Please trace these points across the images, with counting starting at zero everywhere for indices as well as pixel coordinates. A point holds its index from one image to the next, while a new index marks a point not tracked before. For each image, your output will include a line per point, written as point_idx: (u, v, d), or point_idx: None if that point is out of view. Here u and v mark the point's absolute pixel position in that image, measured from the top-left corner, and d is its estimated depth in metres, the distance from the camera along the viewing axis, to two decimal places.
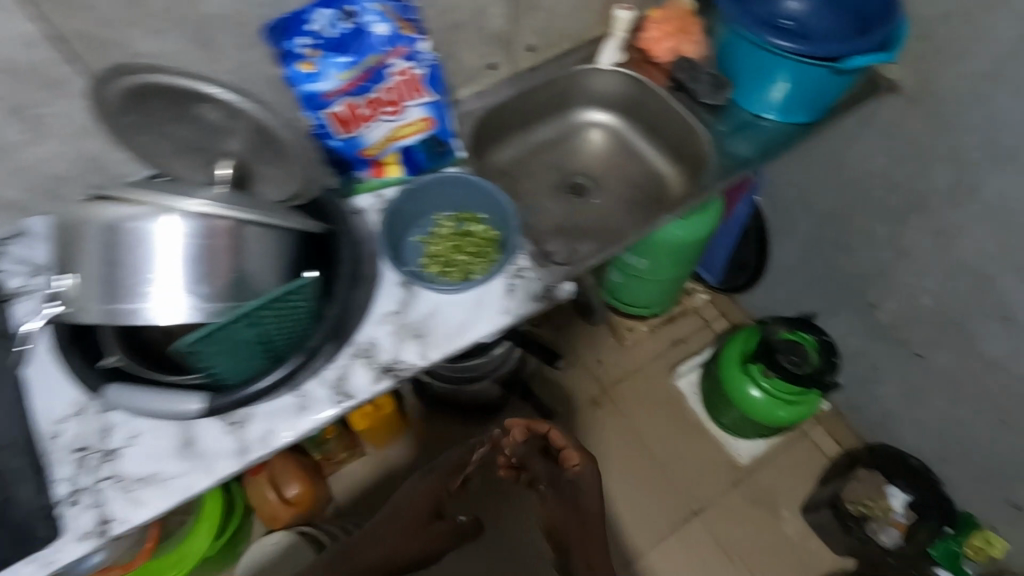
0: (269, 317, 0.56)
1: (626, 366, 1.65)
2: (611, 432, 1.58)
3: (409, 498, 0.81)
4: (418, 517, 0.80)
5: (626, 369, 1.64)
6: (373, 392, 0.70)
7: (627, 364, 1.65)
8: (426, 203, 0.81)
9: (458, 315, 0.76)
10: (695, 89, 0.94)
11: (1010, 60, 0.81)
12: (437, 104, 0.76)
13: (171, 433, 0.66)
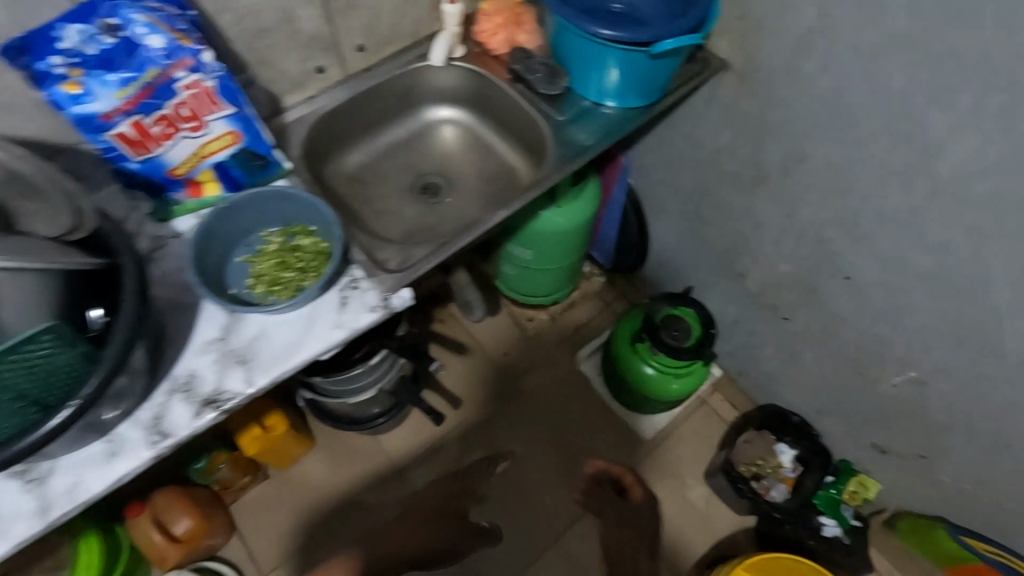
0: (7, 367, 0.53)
1: (530, 357, 1.65)
2: (520, 423, 1.57)
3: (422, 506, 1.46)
4: (423, 514, 1.45)
5: (530, 360, 1.65)
6: (193, 427, 0.67)
7: (530, 355, 1.65)
8: (246, 217, 0.77)
9: (287, 336, 0.72)
10: (532, 81, 0.93)
11: (813, 33, 0.85)
12: (243, 116, 0.72)
13: None
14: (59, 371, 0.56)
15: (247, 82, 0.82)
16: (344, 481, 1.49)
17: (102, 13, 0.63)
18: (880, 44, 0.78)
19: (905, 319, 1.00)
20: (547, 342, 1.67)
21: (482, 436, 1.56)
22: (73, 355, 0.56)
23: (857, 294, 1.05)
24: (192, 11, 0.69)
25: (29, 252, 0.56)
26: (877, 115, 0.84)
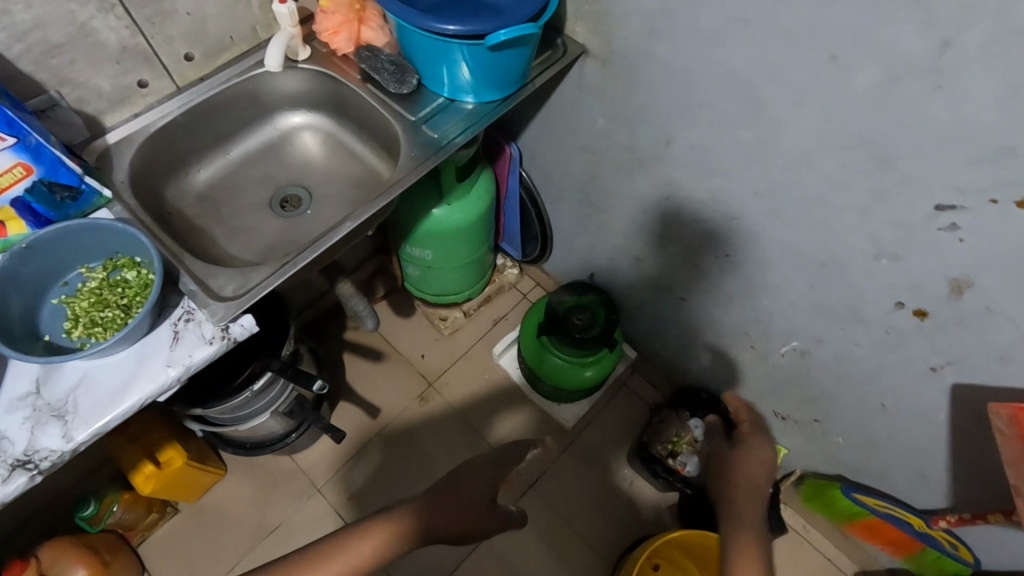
0: None
1: (447, 355, 1.61)
2: (439, 422, 1.53)
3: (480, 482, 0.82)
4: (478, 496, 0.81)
5: (447, 358, 1.61)
6: (2, 494, 0.61)
7: (447, 353, 1.62)
8: (59, 255, 0.71)
9: (111, 381, 0.67)
10: (380, 80, 0.89)
11: (657, 14, 0.83)
12: (30, 146, 0.65)
13: None
14: None
15: (50, 104, 0.75)
16: (257, 506, 1.41)
17: None
18: (715, 23, 0.77)
19: (782, 292, 1.01)
20: (462, 337, 1.64)
21: (398, 440, 1.50)
22: None
23: (738, 271, 1.06)
24: None
25: None
26: (726, 94, 0.83)
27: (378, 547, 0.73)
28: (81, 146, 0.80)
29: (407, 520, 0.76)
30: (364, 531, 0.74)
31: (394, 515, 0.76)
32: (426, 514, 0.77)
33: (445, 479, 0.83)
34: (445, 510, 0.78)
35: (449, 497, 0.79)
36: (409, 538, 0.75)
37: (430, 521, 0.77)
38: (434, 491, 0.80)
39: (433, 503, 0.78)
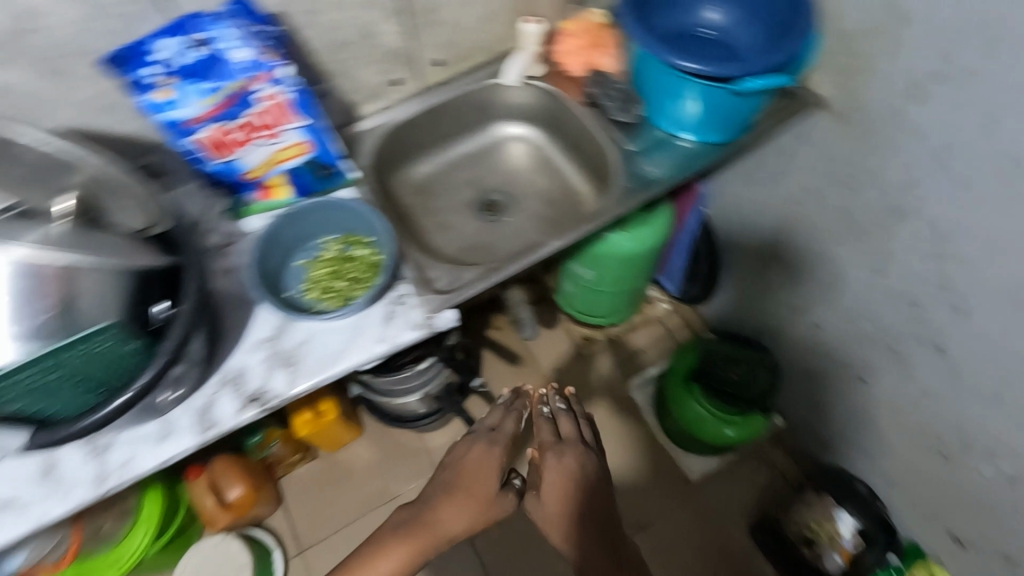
0: (82, 359, 0.57)
1: (580, 375, 1.60)
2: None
3: (474, 467, 0.74)
4: (482, 484, 0.73)
5: (579, 377, 1.60)
6: (237, 421, 0.70)
7: (581, 373, 1.60)
8: (311, 223, 0.81)
9: (333, 344, 0.75)
10: (607, 106, 0.91)
11: (929, 79, 0.76)
12: (314, 128, 0.75)
13: (30, 457, 0.67)
14: (111, 363, 0.59)
15: (323, 91, 0.85)
16: (383, 474, 1.51)
17: (195, 23, 0.66)
18: (1007, 100, 0.69)
19: (1004, 406, 0.88)
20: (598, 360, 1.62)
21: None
22: (119, 347, 0.58)
23: (948, 369, 0.93)
24: (267, 25, 0.71)
25: (100, 248, 0.57)
26: (997, 176, 0.74)
27: (402, 560, 0.70)
28: (335, 130, 0.91)
29: (424, 530, 0.71)
30: (382, 551, 0.71)
31: (405, 530, 0.71)
32: (431, 519, 0.71)
33: (442, 474, 0.75)
34: (455, 511, 0.71)
35: (459, 496, 0.72)
36: (433, 546, 0.71)
37: (443, 526, 0.71)
38: (439, 493, 0.73)
39: (440, 511, 0.72)
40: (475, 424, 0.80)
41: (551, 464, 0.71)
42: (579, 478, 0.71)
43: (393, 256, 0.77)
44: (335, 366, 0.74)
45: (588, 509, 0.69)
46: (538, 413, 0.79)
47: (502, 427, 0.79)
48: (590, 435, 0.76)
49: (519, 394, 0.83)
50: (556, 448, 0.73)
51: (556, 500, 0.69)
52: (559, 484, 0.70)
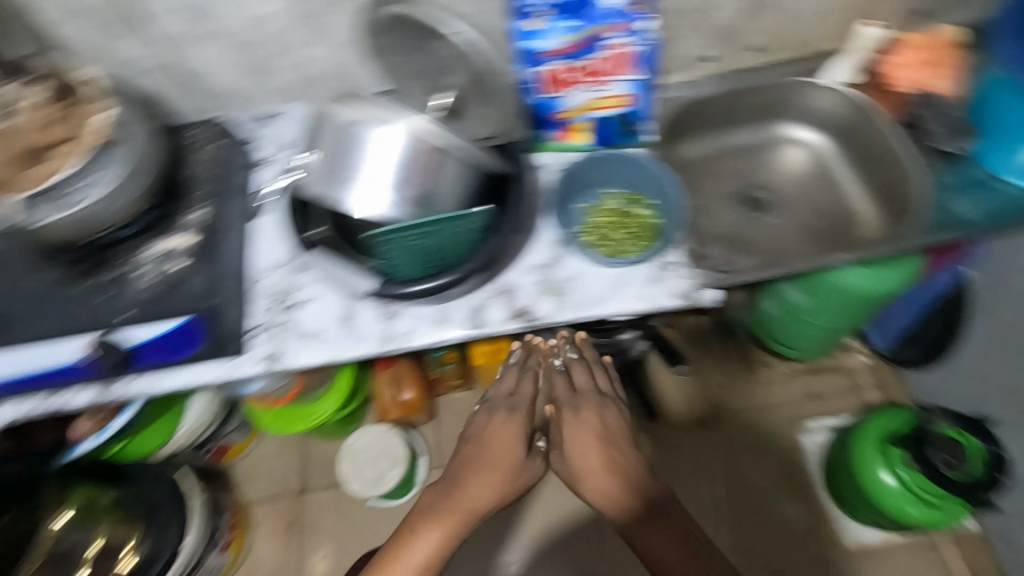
0: (441, 234, 0.65)
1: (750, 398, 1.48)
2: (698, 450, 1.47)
3: (501, 439, 0.96)
4: (512, 452, 0.95)
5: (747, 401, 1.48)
6: (503, 327, 0.77)
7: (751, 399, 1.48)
8: (602, 174, 0.84)
9: (597, 287, 0.79)
10: (933, 130, 0.85)
11: None
12: (642, 84, 0.79)
13: (337, 302, 0.79)
14: (452, 243, 0.67)
15: None
16: None
17: None
18: None
19: None
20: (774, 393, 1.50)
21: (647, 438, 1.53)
22: (467, 231, 0.66)
23: None
24: None
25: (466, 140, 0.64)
26: None
27: (439, 542, 0.86)
28: None
29: (454, 509, 0.88)
30: (419, 532, 0.87)
31: (439, 514, 0.88)
32: (466, 491, 0.90)
33: (472, 451, 0.95)
34: (488, 482, 0.92)
35: (489, 471, 0.93)
36: (464, 521, 0.88)
37: (474, 502, 0.90)
38: (466, 474, 0.93)
39: (468, 491, 0.91)
40: (494, 393, 1.02)
41: (570, 423, 0.96)
42: (595, 425, 0.96)
43: (679, 229, 0.80)
44: (596, 308, 0.78)
45: (611, 448, 0.94)
46: (550, 366, 1.02)
47: (515, 397, 1.00)
48: (601, 381, 1.00)
49: (529, 354, 1.03)
50: (573, 403, 0.98)
51: (580, 445, 0.94)
52: (581, 440, 0.94)
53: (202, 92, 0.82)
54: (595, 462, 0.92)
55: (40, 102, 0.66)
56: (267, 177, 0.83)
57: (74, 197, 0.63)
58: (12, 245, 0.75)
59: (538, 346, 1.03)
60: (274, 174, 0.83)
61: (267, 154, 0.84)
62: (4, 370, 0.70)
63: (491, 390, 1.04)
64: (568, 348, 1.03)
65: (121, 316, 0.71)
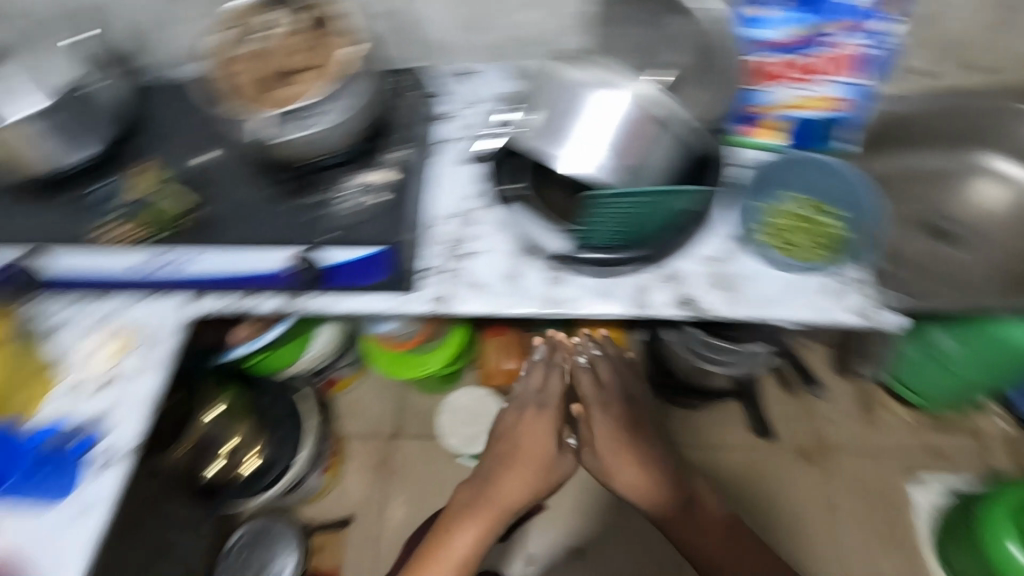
0: (650, 204, 0.65)
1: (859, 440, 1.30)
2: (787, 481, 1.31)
3: (530, 438, 0.96)
4: (543, 451, 0.95)
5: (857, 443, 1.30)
6: (666, 311, 0.77)
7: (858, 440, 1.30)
8: (791, 176, 0.81)
9: (768, 288, 0.77)
10: None
11: None
12: (860, 90, 0.77)
13: (506, 259, 0.83)
14: (653, 215, 0.66)
15: None
16: None
17: None
18: None
19: None
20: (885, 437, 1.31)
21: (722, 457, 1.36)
22: (674, 207, 0.66)
23: None
24: None
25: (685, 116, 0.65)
26: None
27: (475, 538, 0.91)
28: None
29: (490, 507, 0.93)
30: (458, 527, 0.92)
31: (475, 511, 0.93)
32: (499, 489, 0.93)
33: (502, 451, 0.96)
34: (522, 479, 0.94)
35: (522, 470, 0.94)
36: (499, 518, 0.93)
37: (506, 500, 0.93)
38: (498, 473, 0.94)
39: (502, 489, 0.93)
40: (521, 387, 0.99)
41: (603, 423, 0.96)
42: (622, 417, 0.98)
43: (867, 249, 0.78)
44: (765, 311, 0.76)
45: (645, 448, 0.98)
46: (575, 364, 0.99)
47: (540, 392, 0.99)
48: (623, 376, 1.01)
49: (553, 352, 0.99)
50: (606, 403, 0.97)
51: (607, 439, 0.96)
52: (609, 432, 0.96)
53: (418, 42, 0.90)
54: (631, 464, 0.96)
55: (294, 31, 0.74)
56: (462, 128, 0.89)
57: (315, 121, 0.69)
58: (233, 158, 0.83)
59: (562, 342, 1.00)
60: (468, 126, 0.89)
61: (468, 107, 0.90)
62: (212, 266, 0.78)
63: (518, 385, 1.01)
64: (591, 345, 1.01)
65: (326, 236, 0.76)
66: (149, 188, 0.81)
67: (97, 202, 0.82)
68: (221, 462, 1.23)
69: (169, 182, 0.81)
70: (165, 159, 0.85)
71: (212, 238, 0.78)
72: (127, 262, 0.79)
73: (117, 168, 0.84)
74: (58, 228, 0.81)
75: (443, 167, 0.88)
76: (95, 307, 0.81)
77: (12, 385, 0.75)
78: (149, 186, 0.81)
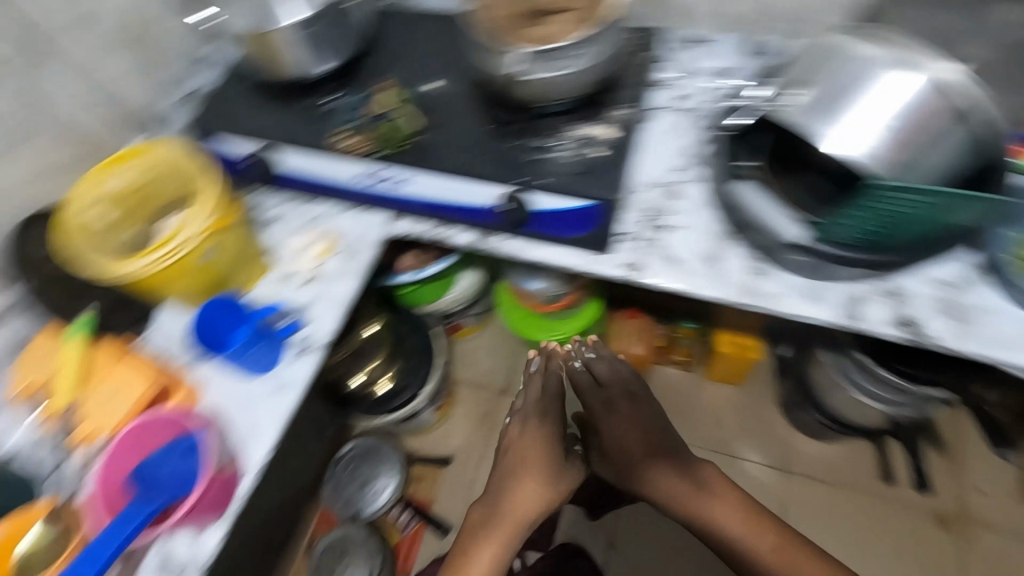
0: (928, 202, 0.58)
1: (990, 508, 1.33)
2: (817, 504, 1.39)
3: (534, 445, 1.06)
4: (548, 456, 1.05)
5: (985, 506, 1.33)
6: (881, 328, 0.71)
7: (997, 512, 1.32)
8: None
9: (1010, 329, 0.69)
10: None
11: None
12: None
13: (707, 240, 0.79)
14: (922, 213, 0.60)
15: None
16: (735, 431, 1.49)
17: None
18: None
19: None
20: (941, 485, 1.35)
21: (805, 481, 1.42)
22: (954, 206, 0.59)
23: None
24: None
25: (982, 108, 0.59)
26: None
27: (497, 550, 0.96)
28: None
29: (506, 519, 0.99)
30: (481, 540, 0.97)
31: (494, 526, 0.98)
32: (513, 501, 1.00)
33: (512, 465, 1.05)
34: (538, 486, 1.02)
35: (534, 483, 1.02)
36: (519, 526, 0.99)
37: (520, 512, 1.00)
38: (509, 487, 1.02)
39: (515, 502, 1.00)
40: (522, 402, 1.12)
41: (606, 420, 1.11)
42: (634, 416, 1.10)
43: None
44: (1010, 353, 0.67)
45: (646, 437, 1.09)
46: (571, 370, 1.12)
47: (530, 406, 1.11)
48: (622, 374, 1.11)
49: (550, 360, 1.12)
50: (601, 401, 1.11)
51: (624, 428, 1.09)
52: (624, 423, 1.09)
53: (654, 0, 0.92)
54: (659, 471, 1.07)
55: None
56: (682, 100, 0.88)
57: (566, 65, 0.71)
58: (456, 88, 0.85)
59: (555, 351, 1.12)
60: (693, 103, 0.87)
61: (692, 82, 0.89)
62: (423, 191, 0.83)
63: (519, 400, 1.14)
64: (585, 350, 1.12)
65: (540, 181, 0.76)
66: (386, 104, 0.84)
67: (330, 113, 0.86)
68: (355, 382, 1.29)
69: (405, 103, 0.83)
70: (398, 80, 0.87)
71: (428, 164, 0.81)
72: (349, 172, 0.84)
73: (348, 85, 0.89)
74: (293, 128, 0.86)
75: (657, 136, 0.86)
76: (306, 209, 0.89)
77: (242, 259, 0.81)
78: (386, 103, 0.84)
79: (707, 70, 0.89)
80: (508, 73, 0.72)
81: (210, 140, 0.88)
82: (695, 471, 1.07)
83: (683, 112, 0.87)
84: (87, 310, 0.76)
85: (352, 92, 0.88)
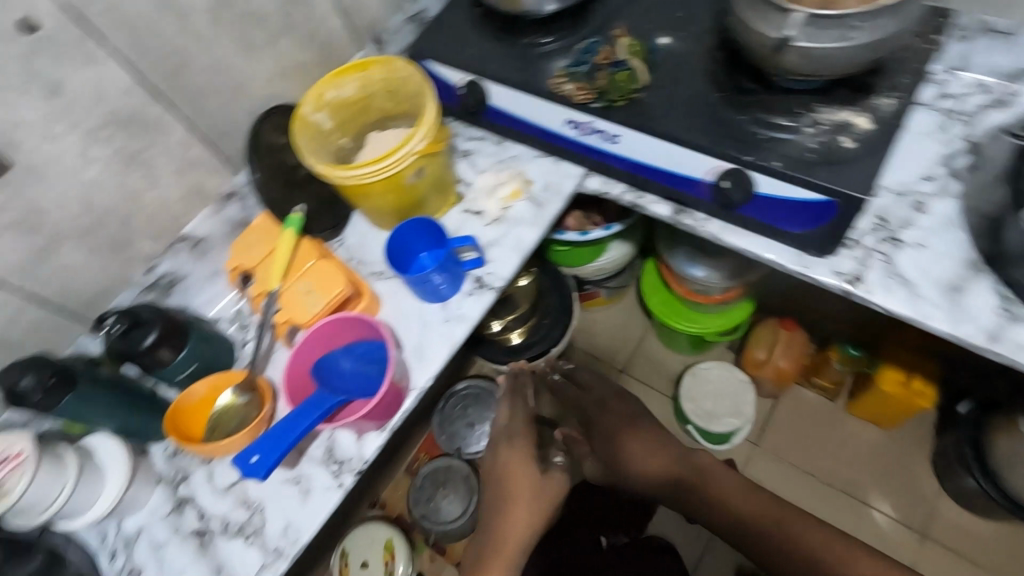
0: None
1: None
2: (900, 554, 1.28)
3: (513, 464, 0.93)
4: (529, 469, 0.92)
5: None
6: None
7: None
8: None
9: None
10: None
11: None
12: None
13: (952, 267, 0.68)
14: None
15: None
16: (871, 475, 1.35)
17: None
18: None
19: None
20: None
21: (944, 553, 1.27)
22: None
23: None
24: None
25: None
26: None
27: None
28: None
29: (503, 546, 0.85)
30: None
31: (483, 563, 0.83)
32: (502, 522, 0.88)
33: (495, 483, 0.93)
34: (530, 502, 0.90)
35: (523, 503, 0.89)
36: (517, 555, 0.85)
37: (514, 539, 0.86)
38: (505, 502, 0.90)
39: (510, 520, 0.88)
40: (495, 428, 1.03)
41: (597, 419, 1.13)
42: (625, 415, 1.12)
43: None
44: None
45: (628, 422, 1.11)
46: (552, 380, 1.19)
47: (514, 423, 1.01)
48: (601, 385, 1.20)
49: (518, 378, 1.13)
50: (592, 400, 1.16)
51: (611, 421, 1.12)
52: (615, 416, 1.12)
53: None
54: (637, 442, 1.07)
55: None
56: (953, 101, 0.75)
57: (846, 37, 0.60)
58: (691, 47, 0.78)
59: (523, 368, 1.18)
60: (965, 106, 0.75)
61: (970, 84, 0.76)
62: (631, 150, 0.78)
63: (494, 428, 1.03)
64: (560, 371, 1.23)
65: (766, 164, 0.68)
66: (630, 51, 0.76)
67: (541, 55, 0.82)
68: (497, 328, 1.30)
69: (645, 52, 0.77)
70: (631, 28, 0.81)
71: (639, 121, 0.74)
72: (555, 117, 0.81)
73: (563, 31, 0.83)
74: (500, 62, 0.83)
75: (915, 136, 0.75)
76: (500, 148, 0.88)
77: (438, 186, 0.82)
78: (630, 49, 0.76)
79: (996, 73, 0.76)
80: (777, 37, 0.62)
81: (422, 63, 0.87)
82: (688, 455, 1.04)
83: (951, 114, 0.75)
84: (296, 209, 0.78)
85: (566, 40, 0.82)
